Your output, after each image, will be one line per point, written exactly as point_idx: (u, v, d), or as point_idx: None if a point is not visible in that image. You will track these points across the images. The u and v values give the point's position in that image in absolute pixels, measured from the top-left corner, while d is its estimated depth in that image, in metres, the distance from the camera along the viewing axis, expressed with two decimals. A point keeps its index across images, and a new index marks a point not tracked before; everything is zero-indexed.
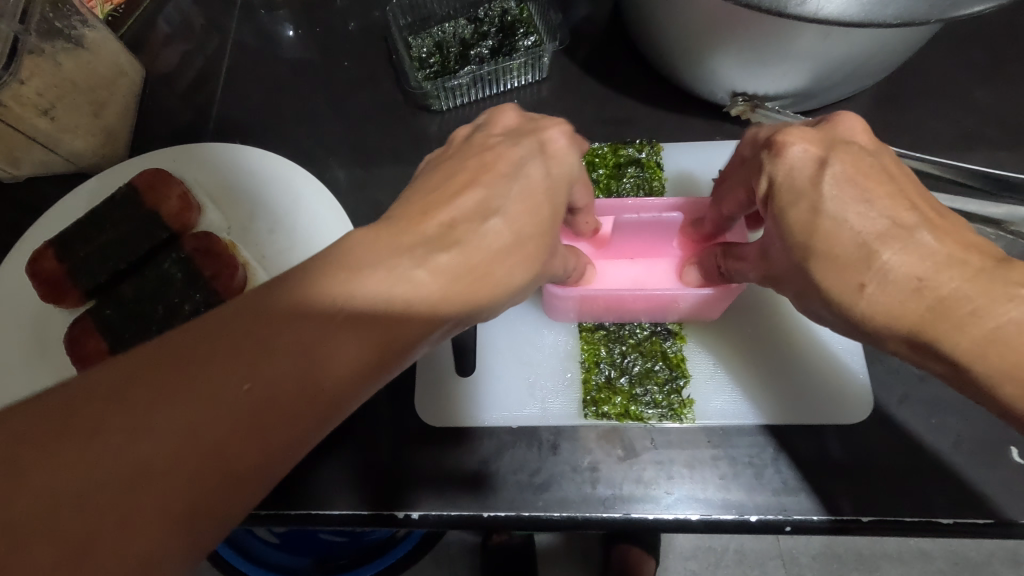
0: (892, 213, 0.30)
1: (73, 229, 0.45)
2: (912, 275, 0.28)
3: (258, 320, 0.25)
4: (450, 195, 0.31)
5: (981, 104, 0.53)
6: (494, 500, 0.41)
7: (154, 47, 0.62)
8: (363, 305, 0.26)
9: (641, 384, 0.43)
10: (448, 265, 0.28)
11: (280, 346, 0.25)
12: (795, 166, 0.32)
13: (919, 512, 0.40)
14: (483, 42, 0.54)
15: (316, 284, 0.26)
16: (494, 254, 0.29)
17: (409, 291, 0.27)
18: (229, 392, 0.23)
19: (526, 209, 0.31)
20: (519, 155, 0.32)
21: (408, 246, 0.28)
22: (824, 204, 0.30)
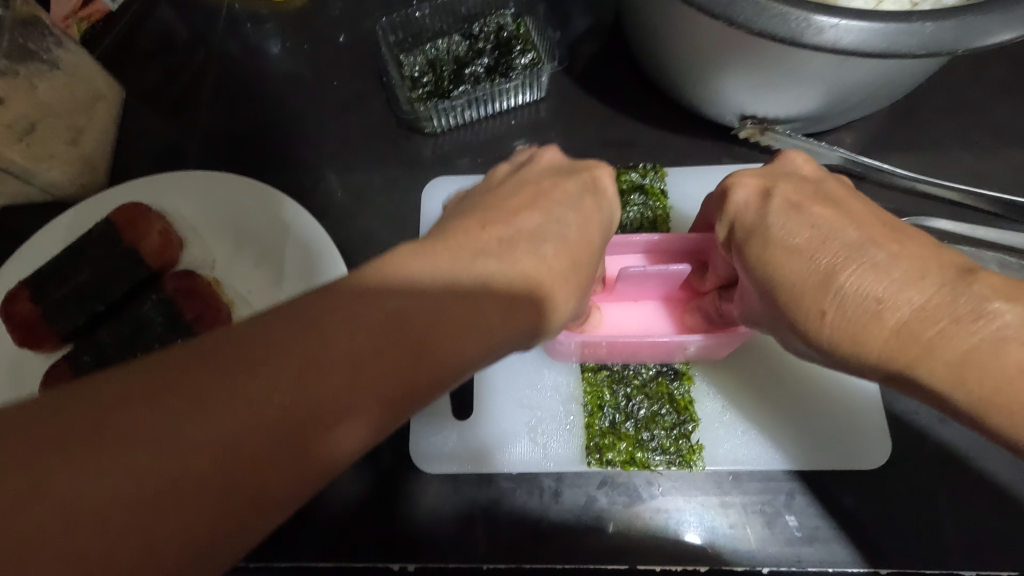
0: (839, 234, 0.29)
1: (48, 269, 0.43)
2: (871, 297, 0.27)
3: (311, 330, 0.23)
4: (511, 215, 0.31)
5: (1000, 123, 0.51)
6: (494, 551, 0.40)
7: (134, 63, 0.59)
8: (420, 315, 0.25)
9: (647, 429, 0.41)
10: (503, 280, 0.28)
11: (335, 359, 0.23)
12: (740, 208, 0.32)
13: (937, 563, 0.38)
14: (478, 60, 0.51)
15: (373, 292, 0.25)
16: (552, 275, 0.30)
17: (469, 302, 0.26)
18: (275, 407, 0.22)
19: (581, 234, 0.32)
20: (574, 188, 0.33)
21: (467, 259, 0.27)
22: (771, 234, 0.31)
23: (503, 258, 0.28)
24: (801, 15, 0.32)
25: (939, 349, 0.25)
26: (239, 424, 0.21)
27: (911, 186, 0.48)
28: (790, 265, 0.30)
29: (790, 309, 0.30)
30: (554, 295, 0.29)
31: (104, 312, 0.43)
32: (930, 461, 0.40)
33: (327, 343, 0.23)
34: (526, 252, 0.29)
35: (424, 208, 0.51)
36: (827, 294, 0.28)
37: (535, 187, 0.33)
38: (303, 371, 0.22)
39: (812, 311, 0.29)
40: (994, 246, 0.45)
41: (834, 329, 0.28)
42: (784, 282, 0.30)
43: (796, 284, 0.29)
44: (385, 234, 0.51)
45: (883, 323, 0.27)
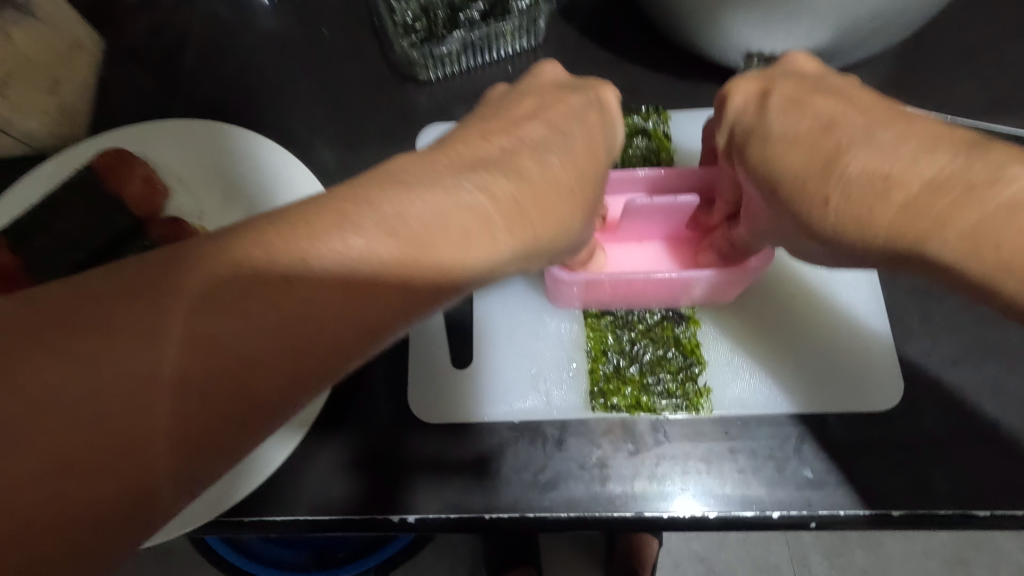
0: (845, 121, 0.29)
1: (28, 218, 0.41)
2: (877, 175, 0.26)
3: (300, 236, 0.22)
4: (514, 128, 0.30)
5: (1011, 64, 0.49)
6: (495, 500, 0.38)
7: (115, 17, 0.57)
8: (416, 220, 0.24)
9: (653, 373, 0.40)
10: (509, 193, 0.26)
11: (329, 266, 0.22)
12: (739, 112, 0.33)
13: (952, 504, 0.37)
14: (473, 4, 0.49)
15: (366, 194, 0.24)
16: (554, 184, 0.28)
17: (468, 216, 0.25)
18: (262, 310, 0.21)
19: (583, 152, 0.31)
20: (578, 103, 0.33)
21: (465, 171, 0.26)
22: (771, 130, 0.31)
23: (500, 171, 0.27)
24: None
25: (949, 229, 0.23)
26: (228, 326, 0.20)
27: None
28: (793, 157, 0.30)
29: (798, 203, 0.29)
30: (569, 195, 0.29)
31: (87, 260, 0.41)
32: (942, 404, 0.39)
33: (317, 246, 0.22)
34: (526, 158, 0.28)
35: (420, 152, 0.50)
36: (831, 183, 0.28)
37: (537, 101, 0.33)
38: (292, 275, 0.21)
39: (815, 198, 0.28)
40: None
41: (839, 213, 0.27)
42: (789, 176, 0.29)
43: (803, 176, 0.29)
44: None
45: (890, 200, 0.25)
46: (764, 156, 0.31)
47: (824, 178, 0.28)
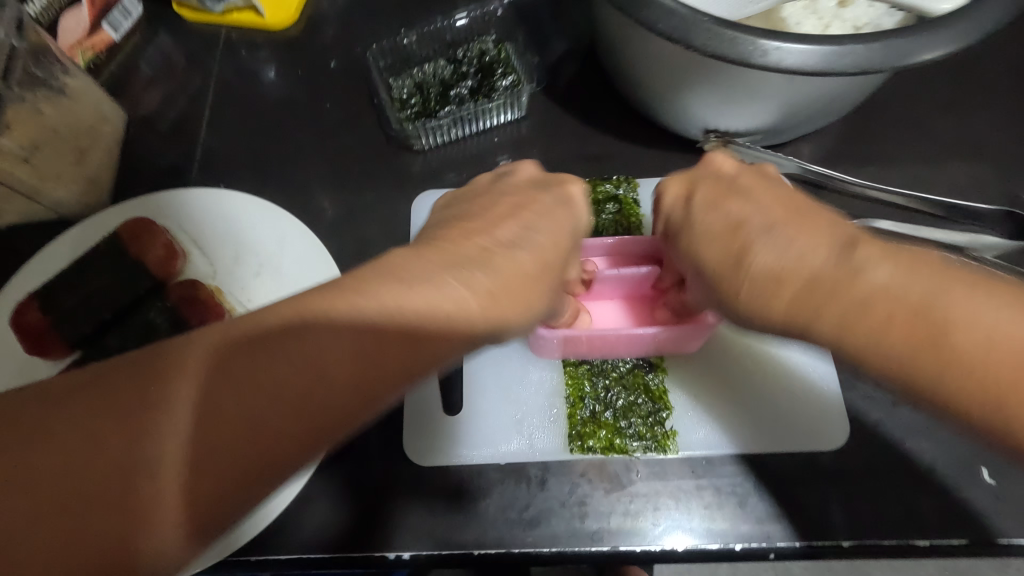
0: (750, 220, 0.35)
1: (57, 280, 0.45)
2: (772, 270, 0.32)
3: (310, 325, 0.28)
4: (479, 234, 0.34)
5: (942, 135, 0.55)
6: (484, 538, 0.42)
7: (135, 89, 0.62)
8: (408, 316, 0.28)
9: (625, 417, 0.44)
10: (485, 284, 0.31)
11: (341, 344, 0.28)
12: (670, 207, 0.40)
13: (894, 535, 0.41)
14: (462, 82, 0.56)
15: (365, 289, 0.28)
16: (524, 275, 0.33)
17: (453, 304, 0.30)
18: (292, 378, 0.27)
19: (550, 241, 0.36)
20: (549, 201, 0.38)
21: (452, 266, 0.31)
22: (694, 226, 0.37)
23: (476, 267, 0.31)
24: (748, 40, 0.37)
25: (825, 317, 0.29)
26: (267, 391, 0.27)
27: (860, 192, 0.52)
28: (710, 249, 0.36)
29: (720, 291, 0.35)
30: (517, 279, 0.32)
31: (110, 320, 0.45)
32: (883, 443, 0.44)
33: (324, 332, 0.28)
34: (488, 254, 0.33)
35: (414, 216, 0.55)
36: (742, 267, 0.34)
37: (515, 201, 0.38)
38: (308, 360, 0.27)
39: (728, 280, 0.34)
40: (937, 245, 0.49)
41: (748, 304, 0.33)
42: (709, 266, 0.36)
43: (719, 267, 0.35)
44: (377, 245, 0.54)
45: (780, 296, 0.31)
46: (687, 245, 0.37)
47: (737, 262, 0.34)
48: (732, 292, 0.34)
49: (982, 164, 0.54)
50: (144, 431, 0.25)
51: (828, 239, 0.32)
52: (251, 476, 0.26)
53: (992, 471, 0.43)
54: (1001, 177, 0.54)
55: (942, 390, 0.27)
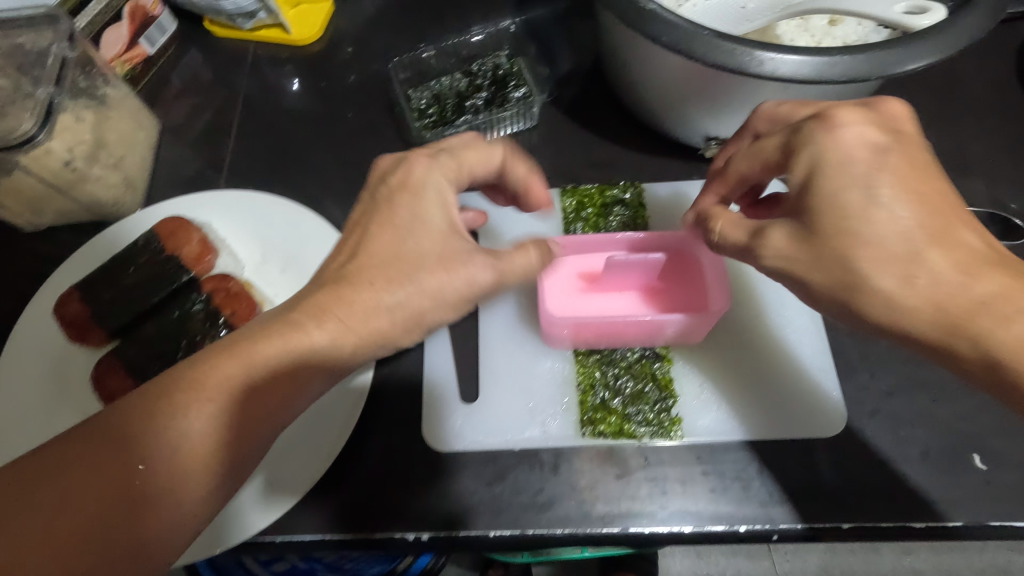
0: (926, 218, 0.34)
1: (97, 274, 0.48)
2: (941, 282, 0.33)
3: (243, 352, 0.33)
4: (393, 251, 0.36)
5: (929, 143, 0.59)
6: (499, 520, 0.44)
7: (166, 101, 0.66)
8: (312, 333, 0.34)
9: (633, 405, 0.47)
10: (365, 295, 0.35)
11: (267, 368, 0.34)
12: (856, 146, 0.35)
13: (893, 518, 0.43)
14: (477, 94, 0.59)
15: (280, 322, 0.35)
16: (383, 273, 0.36)
17: (377, 311, 0.36)
18: (261, 393, 0.34)
19: (397, 238, 0.36)
20: (386, 195, 0.38)
21: (329, 287, 0.36)
22: (878, 189, 0.34)
23: (389, 281, 0.36)
24: (745, 51, 0.40)
25: (1009, 333, 0.32)
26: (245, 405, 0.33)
27: None
28: (881, 223, 0.34)
29: (863, 269, 0.34)
30: (443, 292, 0.36)
31: (147, 311, 0.48)
32: (880, 432, 0.46)
33: (255, 356, 0.33)
34: (382, 276, 0.36)
35: None
36: (913, 264, 0.33)
37: (365, 207, 0.38)
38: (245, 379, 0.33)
39: (882, 267, 0.34)
40: None
41: (906, 297, 0.34)
42: (875, 234, 0.34)
43: (880, 245, 0.34)
44: None
45: (929, 309, 0.33)
46: (848, 243, 0.34)
47: (895, 260, 0.34)
48: (870, 291, 0.34)
49: (969, 171, 0.57)
50: (134, 457, 0.31)
51: (967, 249, 0.34)
52: (219, 474, 0.33)
53: (984, 457, 0.45)
54: (988, 184, 0.56)
55: None
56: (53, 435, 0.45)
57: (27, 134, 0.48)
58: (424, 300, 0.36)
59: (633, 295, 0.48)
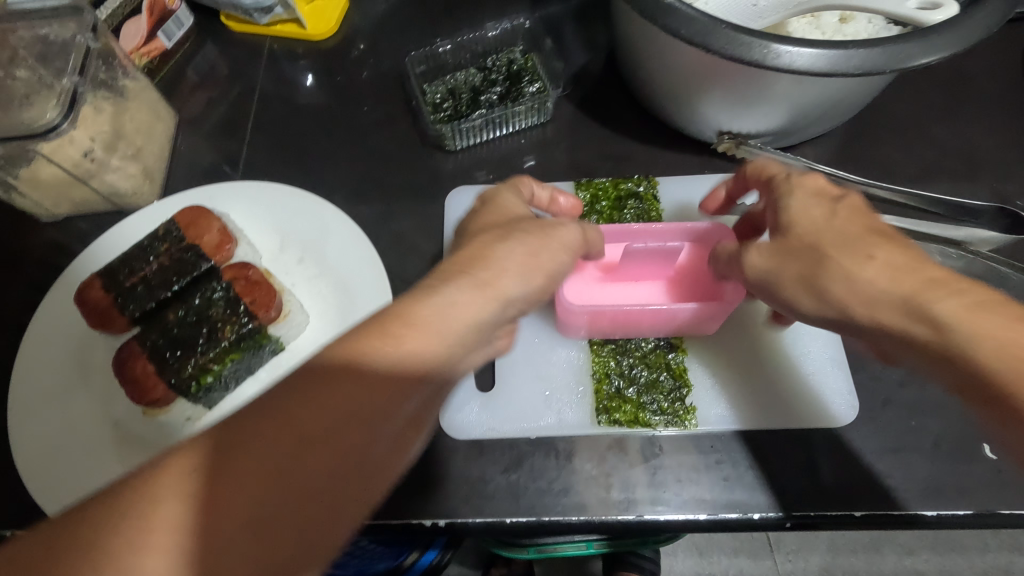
0: (874, 234, 0.36)
1: (120, 261, 0.48)
2: (873, 266, 0.34)
3: (363, 347, 0.30)
4: (490, 224, 0.39)
5: (937, 140, 0.59)
6: (515, 507, 0.44)
7: (182, 93, 0.66)
8: (430, 319, 0.32)
9: (648, 393, 0.47)
10: (474, 283, 0.34)
11: (389, 360, 0.30)
12: (816, 188, 0.39)
13: (906, 506, 0.43)
14: (492, 88, 0.60)
15: (400, 313, 0.31)
16: (486, 265, 0.35)
17: (449, 328, 0.32)
18: (326, 428, 0.28)
19: (495, 236, 0.37)
20: (481, 202, 0.42)
21: (440, 279, 0.34)
22: (837, 211, 0.37)
23: (480, 266, 0.35)
24: (763, 44, 0.41)
25: (946, 304, 0.31)
26: (237, 486, 0.26)
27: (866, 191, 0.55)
28: (834, 227, 0.36)
29: (825, 269, 0.35)
30: (557, 239, 0.38)
31: (169, 298, 0.49)
32: (891, 423, 0.46)
33: (380, 347, 0.30)
34: (485, 240, 0.36)
35: (445, 210, 0.58)
36: (868, 257, 0.34)
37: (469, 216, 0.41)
38: (367, 374, 0.29)
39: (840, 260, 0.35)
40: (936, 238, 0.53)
41: (860, 291, 0.34)
42: (824, 244, 0.36)
43: (836, 252, 0.35)
44: (410, 238, 0.58)
45: (871, 291, 0.33)
46: (809, 238, 0.37)
47: (849, 249, 0.35)
48: (834, 275, 0.35)
49: (977, 167, 0.58)
50: (249, 465, 0.26)
51: (917, 253, 0.35)
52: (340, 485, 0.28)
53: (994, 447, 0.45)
54: (995, 180, 0.57)
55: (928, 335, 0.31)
56: (76, 420, 0.47)
57: (51, 123, 0.49)
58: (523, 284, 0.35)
59: (646, 285, 0.48)
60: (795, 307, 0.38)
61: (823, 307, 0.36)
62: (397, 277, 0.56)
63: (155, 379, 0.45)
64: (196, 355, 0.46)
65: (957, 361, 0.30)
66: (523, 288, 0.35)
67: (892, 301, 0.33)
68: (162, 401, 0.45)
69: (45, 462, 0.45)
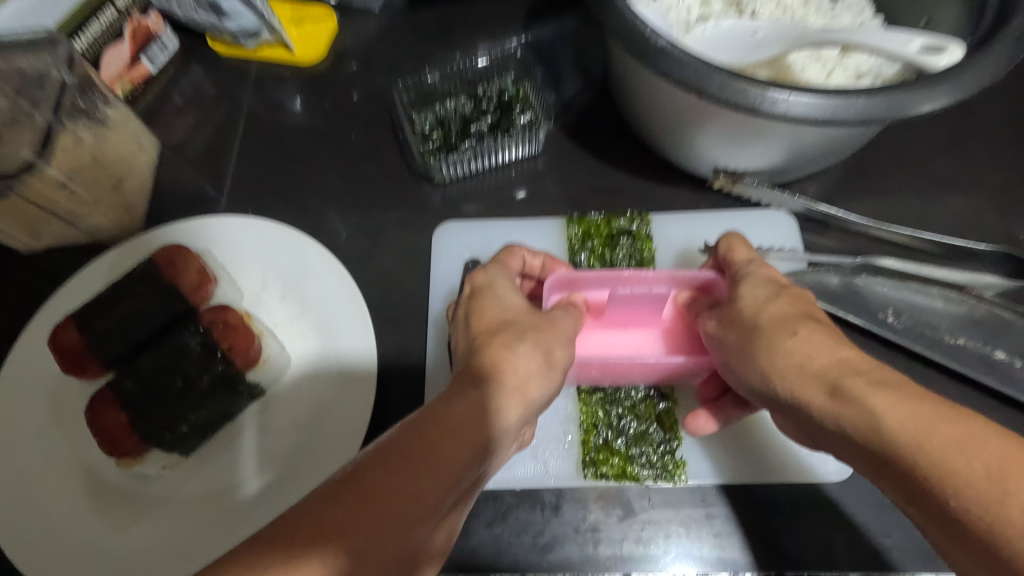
0: (806, 314, 0.37)
1: (95, 304, 0.47)
2: (790, 340, 0.35)
3: (420, 435, 0.29)
4: (492, 324, 0.37)
5: (941, 175, 0.58)
6: (499, 563, 0.43)
7: (168, 118, 0.65)
8: (473, 413, 0.31)
9: (637, 446, 0.46)
10: (507, 381, 0.34)
11: (445, 447, 0.29)
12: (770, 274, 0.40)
13: (903, 567, 0.42)
14: (482, 118, 0.58)
15: (448, 407, 0.31)
16: (520, 364, 0.35)
17: (489, 423, 0.31)
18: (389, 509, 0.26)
19: (518, 329, 0.37)
20: (487, 275, 0.41)
21: (471, 379, 0.33)
22: (780, 294, 0.38)
23: (505, 368, 0.34)
24: (759, 90, 0.39)
25: (856, 384, 0.31)
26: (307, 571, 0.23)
27: (866, 231, 0.54)
28: (775, 309, 0.37)
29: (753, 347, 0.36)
30: (562, 329, 0.38)
31: (144, 342, 0.47)
32: None
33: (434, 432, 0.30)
34: (496, 343, 0.35)
35: (433, 246, 0.57)
36: (790, 332, 0.35)
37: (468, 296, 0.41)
38: (429, 455, 0.28)
39: (766, 340, 0.36)
40: (939, 282, 0.50)
41: (779, 371, 0.34)
42: (763, 327, 0.36)
43: (764, 332, 0.36)
44: (397, 273, 0.56)
45: (790, 365, 0.34)
46: (752, 317, 0.37)
47: (779, 329, 0.36)
48: (761, 349, 0.36)
49: (982, 205, 0.56)
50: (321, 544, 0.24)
51: (842, 339, 0.35)
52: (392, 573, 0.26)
53: None
54: (1001, 217, 0.55)
55: (852, 412, 0.30)
56: (51, 466, 0.46)
57: (24, 161, 0.48)
58: (550, 379, 0.36)
59: (635, 332, 0.46)
60: (732, 371, 0.38)
61: (749, 374, 0.37)
62: (383, 315, 0.54)
63: (129, 431, 0.45)
64: (170, 406, 0.45)
65: (864, 434, 0.30)
66: (548, 387, 0.36)
67: (810, 375, 0.33)
68: (132, 453, 0.45)
69: (19, 512, 0.44)
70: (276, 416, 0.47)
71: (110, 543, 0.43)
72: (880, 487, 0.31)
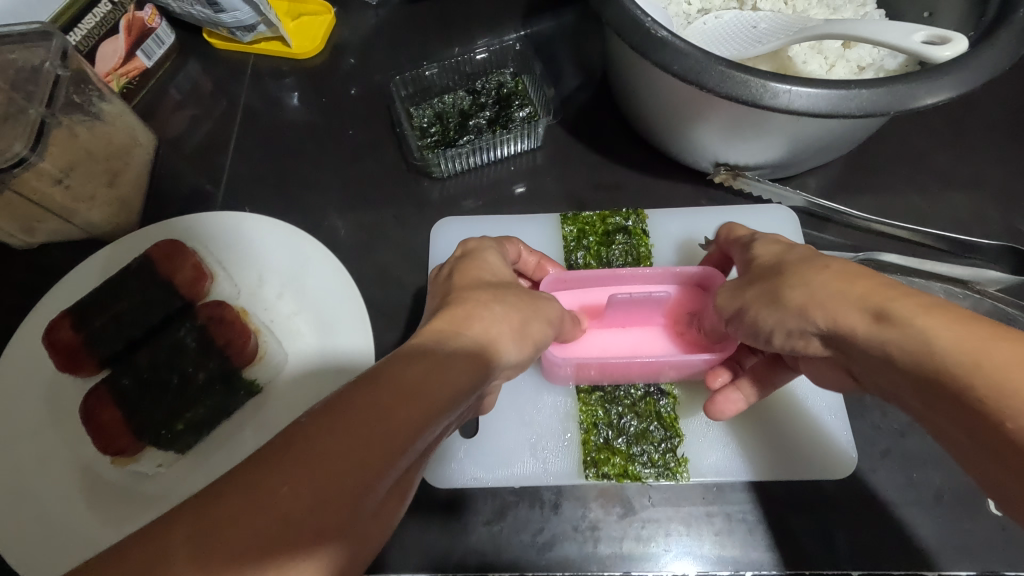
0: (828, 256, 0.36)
1: (91, 301, 0.47)
2: (822, 268, 0.34)
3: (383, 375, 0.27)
4: (472, 281, 0.37)
5: (944, 171, 0.57)
6: (498, 561, 0.42)
7: (164, 114, 0.65)
8: (443, 355, 0.29)
9: (638, 444, 0.45)
10: (478, 333, 0.32)
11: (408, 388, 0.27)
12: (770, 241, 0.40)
13: (903, 566, 0.42)
14: (481, 113, 0.58)
15: (416, 352, 0.29)
16: (494, 321, 0.33)
17: (459, 366, 0.29)
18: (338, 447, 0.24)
19: (494, 292, 0.36)
20: (473, 245, 0.42)
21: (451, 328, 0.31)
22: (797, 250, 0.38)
23: (477, 320, 0.33)
24: (760, 83, 0.39)
25: (900, 303, 0.29)
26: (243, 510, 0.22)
27: (868, 227, 0.54)
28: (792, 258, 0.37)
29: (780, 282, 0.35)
30: (545, 309, 0.38)
31: (141, 338, 0.47)
32: (889, 477, 0.45)
33: (398, 372, 0.27)
34: (472, 300, 0.34)
35: (433, 246, 0.55)
36: (824, 266, 0.34)
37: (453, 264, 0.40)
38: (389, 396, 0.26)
39: (800, 273, 0.34)
40: (940, 277, 0.50)
41: (816, 293, 0.33)
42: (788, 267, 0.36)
43: (795, 268, 0.35)
44: (395, 269, 0.56)
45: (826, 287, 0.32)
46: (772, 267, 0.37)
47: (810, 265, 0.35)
48: (793, 282, 0.34)
49: (985, 201, 0.55)
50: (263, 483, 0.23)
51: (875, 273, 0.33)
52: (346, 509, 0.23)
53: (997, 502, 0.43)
54: (1005, 211, 0.55)
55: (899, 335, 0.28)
56: (46, 464, 0.45)
57: (17, 155, 0.47)
58: (521, 340, 0.35)
59: (635, 332, 0.46)
60: (758, 326, 0.37)
61: (779, 314, 0.34)
62: (380, 313, 0.54)
63: (126, 425, 0.45)
64: (167, 402, 0.45)
65: (915, 357, 0.28)
66: (518, 350, 0.34)
67: (847, 299, 0.31)
68: (128, 450, 0.45)
69: (14, 511, 0.44)
70: (269, 417, 0.46)
71: (105, 541, 0.43)
72: (931, 421, 0.28)
